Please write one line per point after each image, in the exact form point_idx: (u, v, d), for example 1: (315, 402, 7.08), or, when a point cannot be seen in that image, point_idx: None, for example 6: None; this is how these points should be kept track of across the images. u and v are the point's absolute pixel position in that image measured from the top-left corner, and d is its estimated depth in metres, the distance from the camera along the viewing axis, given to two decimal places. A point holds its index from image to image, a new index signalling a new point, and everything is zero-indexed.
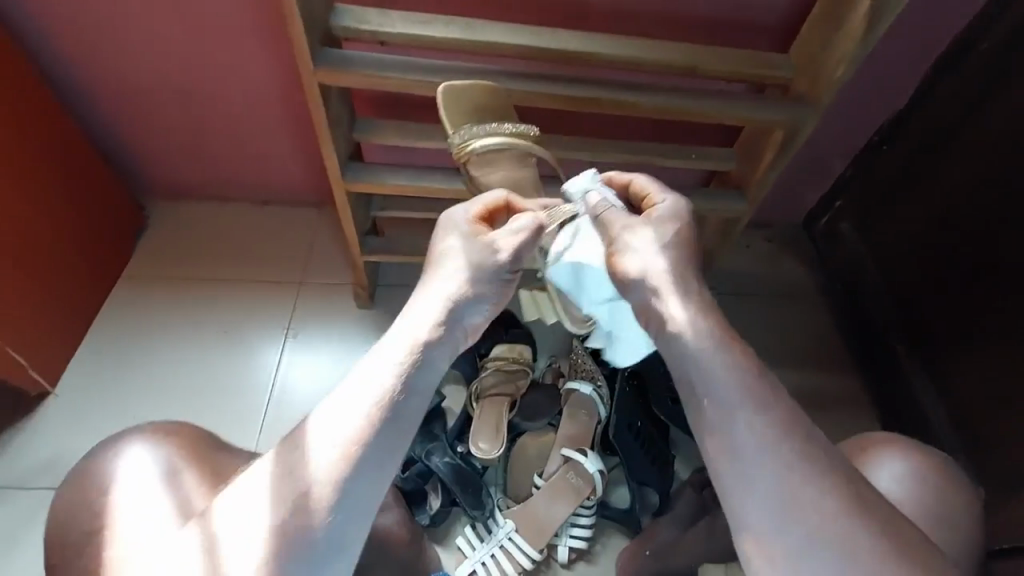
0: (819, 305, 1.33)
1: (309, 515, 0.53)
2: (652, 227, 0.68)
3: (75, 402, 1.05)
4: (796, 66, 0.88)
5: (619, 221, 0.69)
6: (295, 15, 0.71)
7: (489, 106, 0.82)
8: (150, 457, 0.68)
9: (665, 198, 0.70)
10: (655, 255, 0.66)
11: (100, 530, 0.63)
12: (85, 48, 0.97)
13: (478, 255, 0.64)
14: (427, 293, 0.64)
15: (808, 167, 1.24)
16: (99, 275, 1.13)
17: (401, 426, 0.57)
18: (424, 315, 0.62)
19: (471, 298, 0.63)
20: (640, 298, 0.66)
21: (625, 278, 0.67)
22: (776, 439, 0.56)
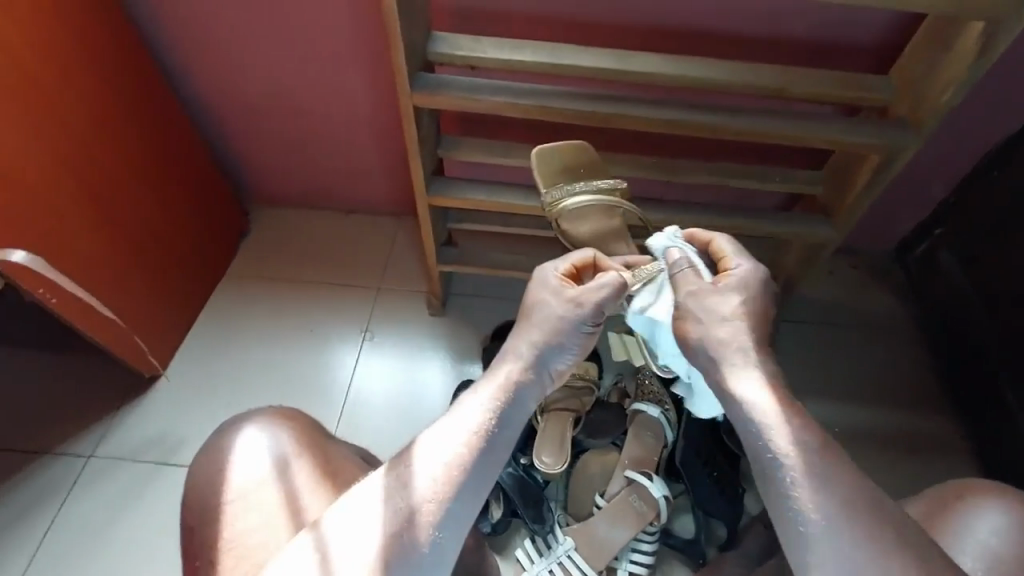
0: (910, 339, 1.24)
1: (397, 545, 0.57)
2: (723, 292, 0.65)
3: (182, 386, 1.17)
4: (896, 89, 0.84)
5: (688, 284, 0.67)
6: (398, 44, 0.77)
7: (575, 168, 0.87)
8: (266, 439, 0.74)
9: (743, 262, 0.67)
10: (724, 319, 0.64)
11: (209, 505, 0.71)
12: (211, 73, 1.10)
13: (565, 310, 0.66)
14: (520, 341, 0.67)
15: (903, 192, 1.17)
16: (207, 272, 1.25)
17: (490, 464, 0.62)
18: (518, 359, 0.66)
19: (559, 349, 0.66)
20: (703, 360, 0.64)
21: (686, 340, 0.65)
22: (846, 504, 0.53)
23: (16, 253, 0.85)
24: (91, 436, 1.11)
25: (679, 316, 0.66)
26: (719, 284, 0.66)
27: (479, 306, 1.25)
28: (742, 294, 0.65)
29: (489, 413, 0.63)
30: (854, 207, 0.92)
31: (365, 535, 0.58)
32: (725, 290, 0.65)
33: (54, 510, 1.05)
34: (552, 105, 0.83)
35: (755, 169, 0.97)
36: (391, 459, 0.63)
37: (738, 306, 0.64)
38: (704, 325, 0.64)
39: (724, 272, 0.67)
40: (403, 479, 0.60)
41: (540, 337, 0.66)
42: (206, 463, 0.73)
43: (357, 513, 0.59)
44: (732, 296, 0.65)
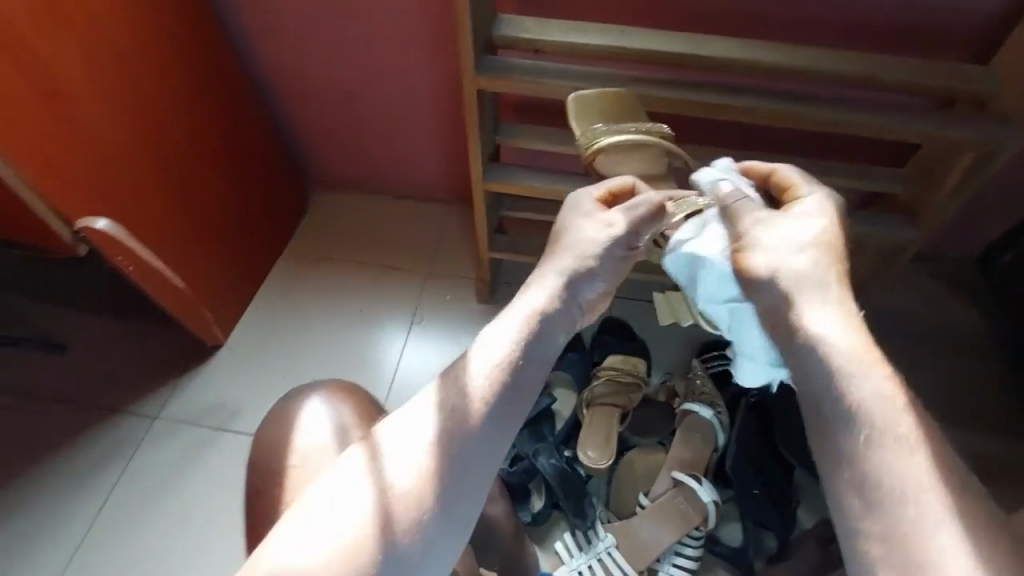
0: (993, 357, 1.14)
1: (451, 454, 0.56)
2: (797, 219, 0.59)
3: (240, 356, 1.22)
4: (1001, 81, 0.77)
5: (750, 216, 0.61)
6: (465, 26, 0.76)
7: (617, 108, 0.78)
8: (331, 411, 0.76)
9: (812, 189, 0.62)
10: (797, 253, 0.57)
11: (269, 473, 0.73)
12: (279, 55, 1.12)
13: (597, 229, 0.65)
14: (551, 268, 0.64)
15: (995, 197, 1.07)
16: (267, 248, 1.29)
17: (528, 381, 0.59)
18: (548, 286, 0.63)
19: (591, 273, 0.64)
20: (772, 298, 0.58)
21: (753, 279, 0.59)
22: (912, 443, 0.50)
23: (100, 221, 0.90)
24: (156, 399, 1.17)
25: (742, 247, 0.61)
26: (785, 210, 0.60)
27: None
28: (819, 220, 0.59)
29: (525, 332, 0.60)
30: (941, 208, 0.85)
31: (408, 450, 0.56)
32: (795, 220, 0.59)
33: (122, 466, 1.12)
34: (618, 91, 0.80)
35: (832, 164, 0.91)
36: (438, 377, 0.60)
37: (806, 235, 0.58)
38: (774, 263, 0.58)
39: (792, 202, 0.62)
40: (456, 391, 0.58)
41: (575, 258, 0.64)
42: (274, 428, 0.76)
43: (408, 427, 0.57)
44: (807, 227, 0.59)
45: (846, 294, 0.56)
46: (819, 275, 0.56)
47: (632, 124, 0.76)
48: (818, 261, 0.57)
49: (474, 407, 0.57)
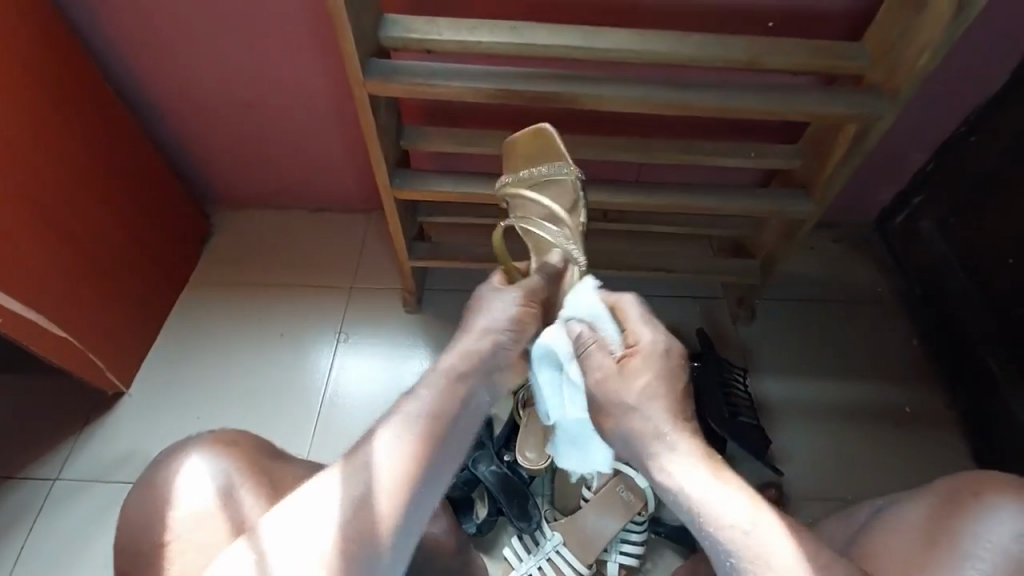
0: (895, 312, 1.23)
1: (360, 521, 0.57)
2: (632, 366, 0.67)
3: (152, 400, 1.13)
4: (871, 56, 0.80)
5: (596, 367, 0.69)
6: (345, 29, 0.72)
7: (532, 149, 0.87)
8: (210, 467, 0.71)
9: (641, 337, 0.70)
10: (637, 401, 0.65)
11: (163, 545, 0.67)
12: (155, 68, 1.03)
13: (500, 300, 0.76)
14: (465, 337, 0.73)
15: (883, 163, 1.15)
16: (170, 279, 1.20)
17: (448, 442, 0.64)
18: (463, 351, 0.71)
19: (498, 339, 0.73)
20: (628, 448, 0.66)
21: (609, 430, 0.68)
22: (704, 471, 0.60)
23: None
24: (53, 461, 1.06)
25: (601, 407, 0.68)
26: (627, 362, 0.68)
27: (457, 299, 1.22)
28: (642, 371, 0.67)
29: (439, 395, 0.66)
30: (832, 180, 0.90)
31: (306, 529, 0.56)
32: (634, 366, 0.67)
33: (20, 541, 1.01)
34: (515, 88, 0.78)
35: (731, 146, 0.94)
36: (355, 442, 0.63)
37: (641, 379, 0.66)
38: (622, 415, 0.66)
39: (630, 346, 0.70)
40: (375, 455, 0.60)
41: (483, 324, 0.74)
42: (149, 496, 0.70)
43: (315, 502, 0.58)
44: (645, 372, 0.67)
45: (671, 416, 0.64)
46: (661, 418, 0.64)
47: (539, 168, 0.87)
48: (654, 398, 0.65)
49: (396, 475, 0.59)
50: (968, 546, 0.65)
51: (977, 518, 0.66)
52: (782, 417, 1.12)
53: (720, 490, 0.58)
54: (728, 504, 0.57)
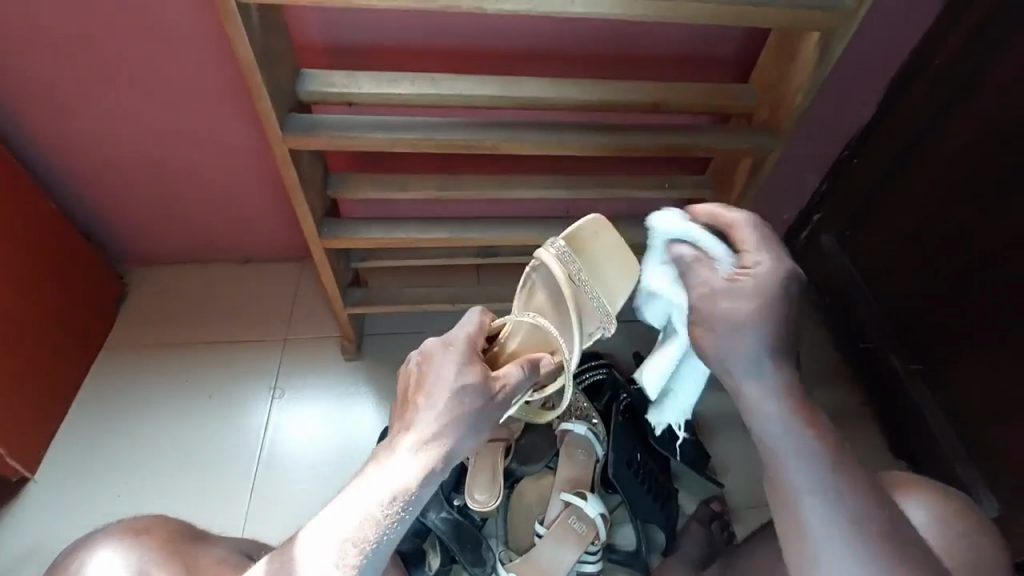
0: (810, 321, 1.33)
1: None
2: (749, 283, 0.58)
3: (65, 481, 1.04)
4: (757, 95, 0.89)
5: (706, 282, 0.60)
6: (260, 88, 0.72)
7: (614, 268, 0.77)
8: (120, 559, 0.65)
9: (759, 254, 0.59)
10: (748, 317, 0.57)
11: None
12: (57, 127, 0.98)
13: (443, 364, 0.62)
14: (416, 422, 0.60)
15: (784, 185, 1.26)
16: (80, 348, 1.12)
17: (380, 556, 0.56)
18: (414, 443, 0.59)
19: (449, 419, 0.60)
20: (725, 369, 0.60)
21: (708, 344, 0.60)
22: (796, 418, 0.59)
23: None
24: None
25: (696, 322, 0.61)
26: (738, 277, 0.59)
27: (398, 342, 1.20)
28: (761, 290, 0.58)
29: (379, 504, 0.56)
30: (738, 206, 0.97)
31: None
32: (744, 286, 0.58)
33: None
34: (438, 137, 0.81)
35: (645, 179, 1.01)
36: (281, 547, 0.56)
37: (755, 295, 0.58)
38: (723, 331, 0.59)
39: (744, 264, 0.59)
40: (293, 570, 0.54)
41: (428, 399, 0.60)
42: None
43: None
44: (756, 293, 0.58)
45: (779, 348, 0.58)
46: (770, 330, 0.58)
47: (594, 293, 0.76)
48: (767, 316, 0.57)
49: None
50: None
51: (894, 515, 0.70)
52: None
53: (808, 440, 0.58)
54: (812, 452, 0.58)
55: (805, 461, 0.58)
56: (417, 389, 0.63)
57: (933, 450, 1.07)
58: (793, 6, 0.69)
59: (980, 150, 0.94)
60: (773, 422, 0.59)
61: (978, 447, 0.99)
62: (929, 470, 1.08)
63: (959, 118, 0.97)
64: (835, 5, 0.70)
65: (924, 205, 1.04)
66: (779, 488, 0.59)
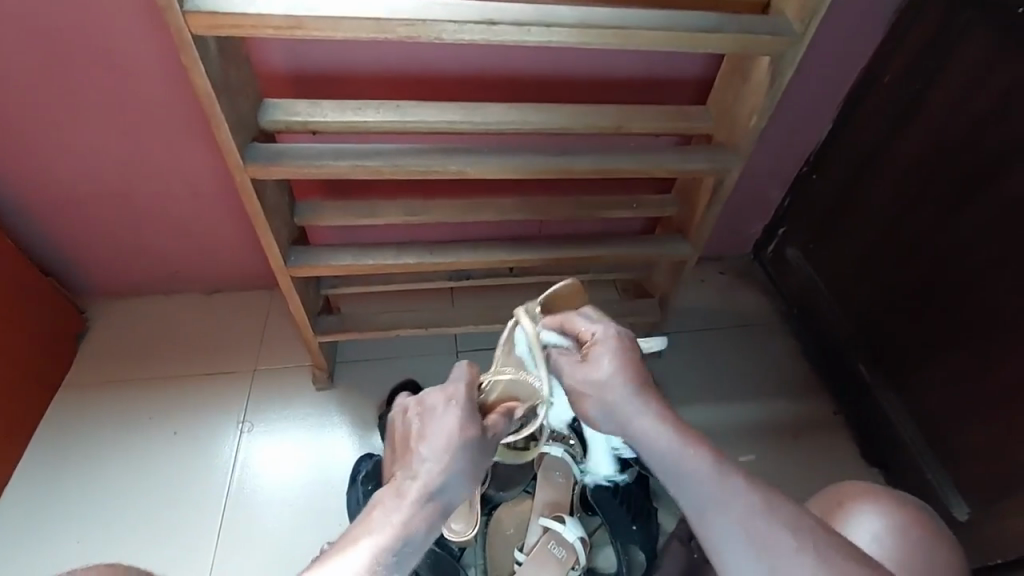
0: (782, 332, 1.35)
1: None
2: (597, 360, 0.63)
3: (21, 527, 0.99)
4: (715, 117, 0.91)
5: (569, 368, 0.65)
6: (220, 118, 0.71)
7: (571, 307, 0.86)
8: None
9: (593, 327, 0.65)
10: (600, 380, 0.62)
11: None
12: (11, 159, 0.96)
13: (444, 409, 0.59)
14: (418, 470, 0.56)
15: (749, 201, 1.29)
16: (37, 387, 1.07)
17: None
18: (414, 493, 0.55)
19: (453, 468, 0.57)
20: (612, 420, 0.62)
21: (588, 409, 0.64)
22: (683, 446, 0.57)
23: None
24: None
25: (574, 395, 0.65)
26: (585, 356, 0.64)
27: (371, 369, 1.18)
28: (603, 367, 0.62)
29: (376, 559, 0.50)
30: (703, 224, 0.99)
31: None
32: (593, 364, 0.63)
33: None
34: (403, 163, 0.81)
35: (612, 199, 1.02)
36: None
37: (600, 361, 0.62)
38: (588, 397, 0.63)
39: (587, 346, 0.64)
40: None
41: (429, 445, 0.57)
42: None
43: None
44: (606, 363, 0.62)
45: (637, 387, 0.61)
46: (632, 391, 0.61)
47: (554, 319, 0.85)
48: (616, 379, 0.62)
49: None
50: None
51: (866, 503, 0.72)
52: None
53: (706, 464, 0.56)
54: (710, 477, 0.55)
55: (709, 495, 0.55)
56: (418, 434, 0.59)
57: (905, 455, 1.08)
58: (743, 34, 0.71)
59: (932, 163, 0.98)
60: (670, 467, 0.57)
61: (947, 451, 1.01)
62: (901, 476, 1.10)
63: (910, 134, 1.01)
64: (783, 32, 0.73)
65: (882, 216, 1.08)
66: (698, 526, 0.55)
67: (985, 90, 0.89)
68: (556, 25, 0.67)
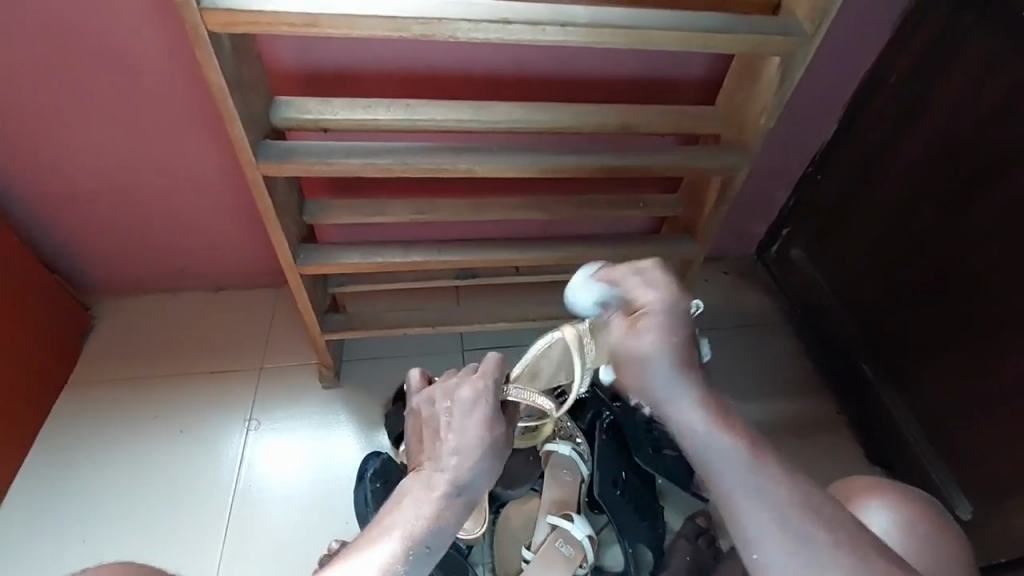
0: (786, 332, 1.35)
1: None
2: (649, 331, 0.61)
3: (28, 525, 0.99)
4: (723, 117, 0.92)
5: (616, 332, 0.63)
6: (233, 114, 0.72)
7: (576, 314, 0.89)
8: None
9: (646, 295, 0.63)
10: (651, 352, 0.60)
11: None
12: (19, 156, 0.96)
13: (471, 402, 0.61)
14: (445, 462, 0.59)
15: (753, 202, 1.30)
16: (43, 385, 1.07)
17: None
18: (442, 482, 0.58)
19: (480, 464, 0.59)
20: (655, 393, 0.61)
21: (631, 375, 0.62)
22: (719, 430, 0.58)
23: None
24: None
25: (619, 360, 0.63)
26: (636, 324, 0.62)
27: (377, 367, 1.18)
28: (653, 340, 0.61)
29: (406, 545, 0.53)
30: (710, 223, 1.00)
31: None
32: (641, 335, 0.61)
33: None
34: (414, 161, 0.81)
35: (619, 199, 1.03)
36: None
37: (655, 332, 0.61)
38: (636, 363, 0.61)
39: (634, 314, 0.63)
40: None
41: (458, 437, 0.60)
42: None
43: None
44: (662, 327, 0.61)
45: (685, 363, 0.60)
46: (682, 361, 0.60)
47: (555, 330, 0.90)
48: (668, 354, 0.60)
49: None
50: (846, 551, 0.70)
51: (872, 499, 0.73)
52: None
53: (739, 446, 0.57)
54: (744, 459, 0.56)
55: (741, 477, 0.56)
56: (445, 426, 0.61)
57: (910, 454, 1.09)
58: (753, 34, 0.72)
59: (936, 164, 0.99)
60: (705, 450, 0.58)
61: (951, 450, 1.02)
62: (904, 475, 1.11)
63: (915, 135, 1.02)
64: (793, 32, 0.73)
65: (887, 216, 1.09)
66: (725, 504, 0.57)
67: (990, 91, 0.89)
68: (569, 24, 0.67)
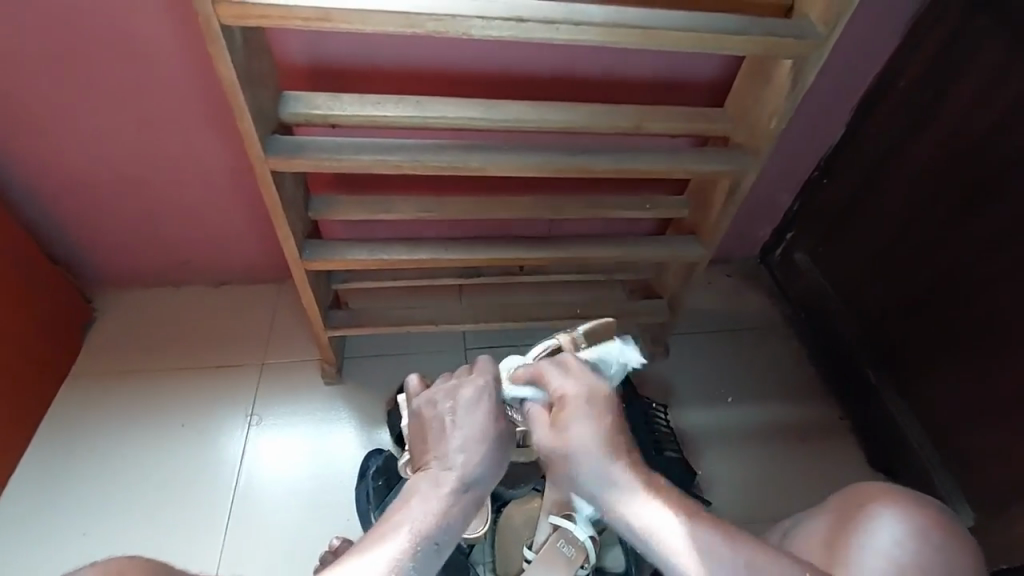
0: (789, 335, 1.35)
1: None
2: (579, 425, 0.57)
3: (27, 517, 0.99)
4: (733, 119, 0.92)
5: (544, 428, 0.59)
6: (243, 106, 0.71)
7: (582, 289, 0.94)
8: None
9: (568, 382, 0.60)
10: (581, 450, 0.56)
11: None
12: (25, 145, 0.95)
13: (476, 399, 0.61)
14: (451, 458, 0.59)
15: (759, 205, 1.30)
16: (43, 377, 1.06)
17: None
18: (448, 479, 0.58)
19: (486, 460, 0.60)
20: (596, 488, 0.57)
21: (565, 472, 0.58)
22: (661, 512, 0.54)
23: None
24: None
25: (553, 458, 0.59)
26: (562, 419, 0.58)
27: (379, 365, 1.18)
28: (584, 435, 0.57)
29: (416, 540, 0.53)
30: (717, 225, 1.00)
31: None
32: (572, 429, 0.57)
33: None
34: (423, 158, 0.81)
35: (626, 199, 1.02)
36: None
37: (582, 426, 0.57)
38: (566, 462, 0.57)
39: (560, 404, 0.59)
40: None
41: (464, 434, 0.60)
42: None
43: None
44: (585, 415, 0.57)
45: (616, 451, 0.56)
46: (608, 451, 0.56)
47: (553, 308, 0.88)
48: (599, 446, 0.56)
49: None
50: (860, 557, 0.68)
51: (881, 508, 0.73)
52: (705, 448, 1.18)
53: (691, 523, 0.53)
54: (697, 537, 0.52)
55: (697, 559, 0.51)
56: (450, 423, 0.61)
57: (912, 459, 1.09)
58: (768, 36, 0.72)
59: (945, 169, 0.99)
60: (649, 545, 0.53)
61: (955, 455, 1.02)
62: (906, 479, 1.11)
63: (924, 139, 1.02)
64: (807, 35, 0.73)
65: (894, 220, 1.08)
66: None
67: (1001, 96, 0.89)
68: (584, 23, 0.67)
